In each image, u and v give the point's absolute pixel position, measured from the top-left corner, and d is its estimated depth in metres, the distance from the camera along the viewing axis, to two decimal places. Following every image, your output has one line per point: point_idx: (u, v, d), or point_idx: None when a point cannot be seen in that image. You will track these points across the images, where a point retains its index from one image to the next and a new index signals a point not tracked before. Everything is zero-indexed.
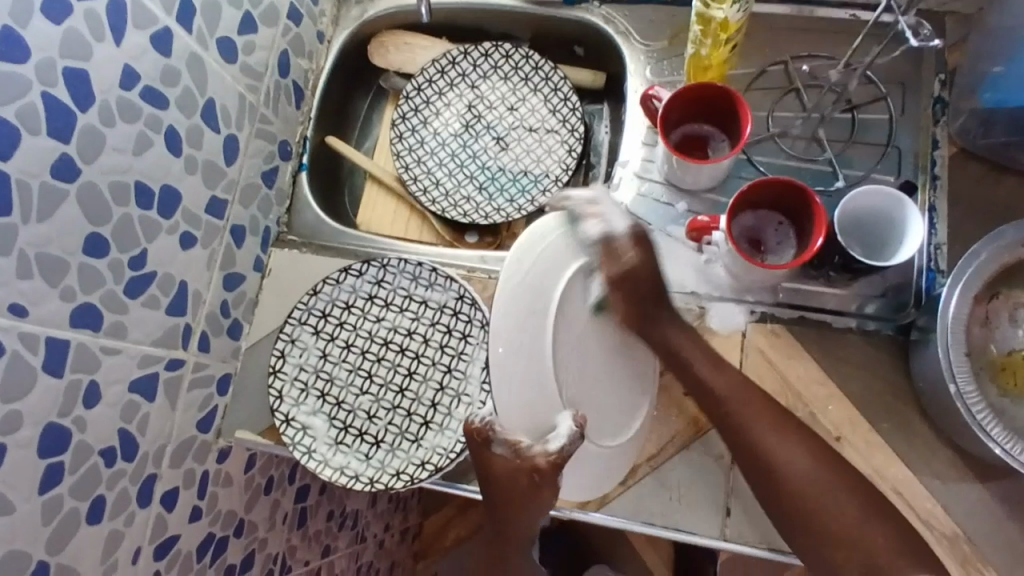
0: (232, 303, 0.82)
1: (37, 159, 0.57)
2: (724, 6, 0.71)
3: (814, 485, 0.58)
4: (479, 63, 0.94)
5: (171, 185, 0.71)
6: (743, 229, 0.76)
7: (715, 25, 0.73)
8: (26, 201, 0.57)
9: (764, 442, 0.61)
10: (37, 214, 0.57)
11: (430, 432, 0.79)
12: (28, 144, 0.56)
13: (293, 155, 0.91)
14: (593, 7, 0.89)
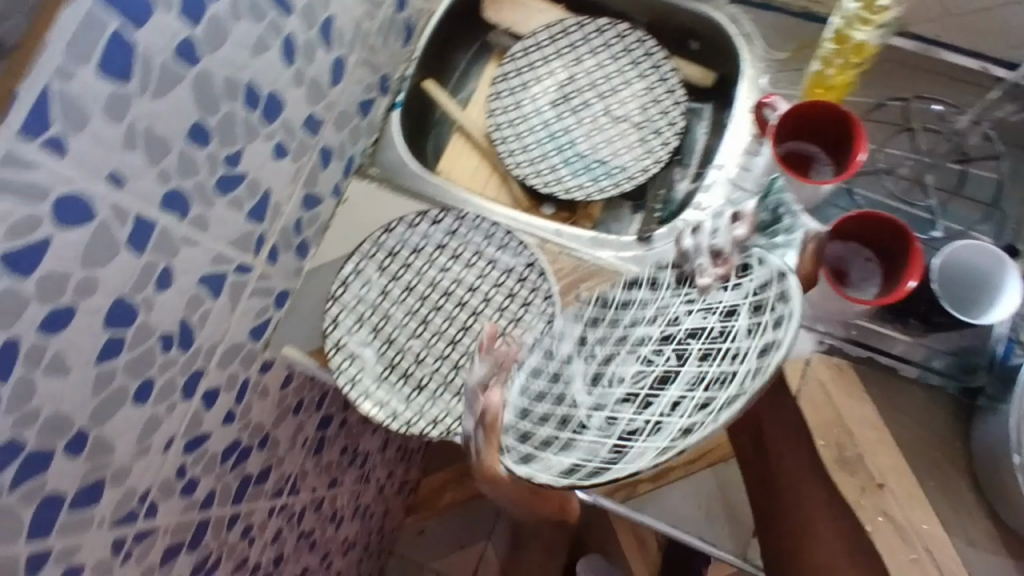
0: (305, 222, 0.82)
1: (165, 38, 0.57)
2: (867, 29, 0.71)
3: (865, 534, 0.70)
4: (590, 38, 0.93)
5: (277, 92, 0.71)
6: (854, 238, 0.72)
7: (851, 46, 0.73)
8: (148, 73, 0.56)
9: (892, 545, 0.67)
10: (154, 88, 0.57)
11: (620, 367, 0.56)
12: (161, 20, 0.56)
13: (390, 91, 0.91)
14: (720, 4, 0.88)
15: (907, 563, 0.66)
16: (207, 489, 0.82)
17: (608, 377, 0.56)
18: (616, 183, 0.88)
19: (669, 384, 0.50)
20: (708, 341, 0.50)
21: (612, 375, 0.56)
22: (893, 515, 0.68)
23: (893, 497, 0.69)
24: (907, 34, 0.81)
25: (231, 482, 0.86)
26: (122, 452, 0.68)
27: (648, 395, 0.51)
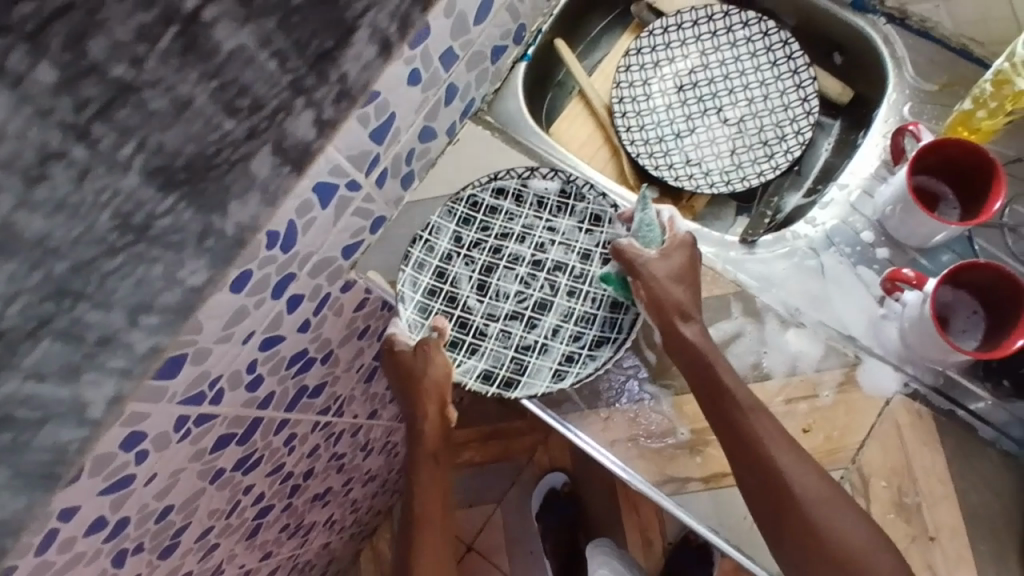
0: (417, 154, 0.83)
1: None
2: None
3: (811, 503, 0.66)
4: (734, 29, 0.90)
5: (429, 18, 0.70)
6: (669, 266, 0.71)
7: (1010, 91, 0.71)
8: None
9: (823, 520, 0.65)
10: None
11: (502, 285, 0.82)
12: None
13: (523, 42, 0.89)
14: (879, 22, 0.84)
15: None
16: (269, 390, 0.84)
17: (494, 290, 0.81)
18: (728, 181, 0.87)
19: (550, 312, 0.80)
20: (574, 283, 0.80)
21: (496, 290, 0.82)
22: (805, 497, 0.66)
23: (791, 468, 0.66)
24: None
25: (289, 389, 0.88)
26: (209, 335, 0.69)
27: (530, 317, 0.80)
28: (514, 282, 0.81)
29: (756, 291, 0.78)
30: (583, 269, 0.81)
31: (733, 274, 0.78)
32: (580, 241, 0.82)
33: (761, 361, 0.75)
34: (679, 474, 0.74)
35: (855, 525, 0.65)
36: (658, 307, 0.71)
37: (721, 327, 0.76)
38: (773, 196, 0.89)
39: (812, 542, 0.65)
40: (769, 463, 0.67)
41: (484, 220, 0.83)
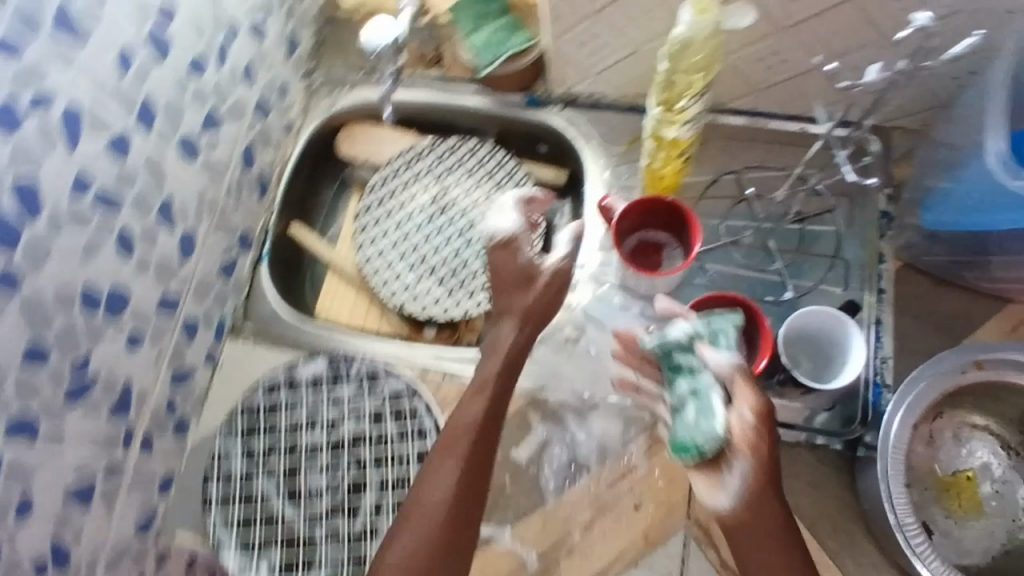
0: (180, 398, 0.81)
1: None
2: (675, 127, 0.75)
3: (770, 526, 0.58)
4: (443, 157, 0.97)
5: (121, 287, 0.70)
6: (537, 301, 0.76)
7: (667, 142, 0.77)
8: None
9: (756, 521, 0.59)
10: None
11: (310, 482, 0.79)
12: None
13: (253, 245, 0.91)
14: (555, 110, 0.91)
15: None
16: None
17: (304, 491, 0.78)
18: (491, 294, 0.90)
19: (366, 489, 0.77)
20: (376, 450, 0.79)
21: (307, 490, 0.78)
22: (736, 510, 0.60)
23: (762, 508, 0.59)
24: (727, 110, 0.84)
25: None
26: None
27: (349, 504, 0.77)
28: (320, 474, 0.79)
29: (547, 391, 0.79)
30: (380, 432, 0.79)
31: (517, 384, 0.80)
32: (367, 405, 0.81)
33: (574, 456, 0.77)
34: None
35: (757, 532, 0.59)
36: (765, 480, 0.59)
37: (526, 444, 0.78)
38: None
39: (764, 542, 0.59)
40: (761, 494, 0.59)
41: (270, 424, 0.81)
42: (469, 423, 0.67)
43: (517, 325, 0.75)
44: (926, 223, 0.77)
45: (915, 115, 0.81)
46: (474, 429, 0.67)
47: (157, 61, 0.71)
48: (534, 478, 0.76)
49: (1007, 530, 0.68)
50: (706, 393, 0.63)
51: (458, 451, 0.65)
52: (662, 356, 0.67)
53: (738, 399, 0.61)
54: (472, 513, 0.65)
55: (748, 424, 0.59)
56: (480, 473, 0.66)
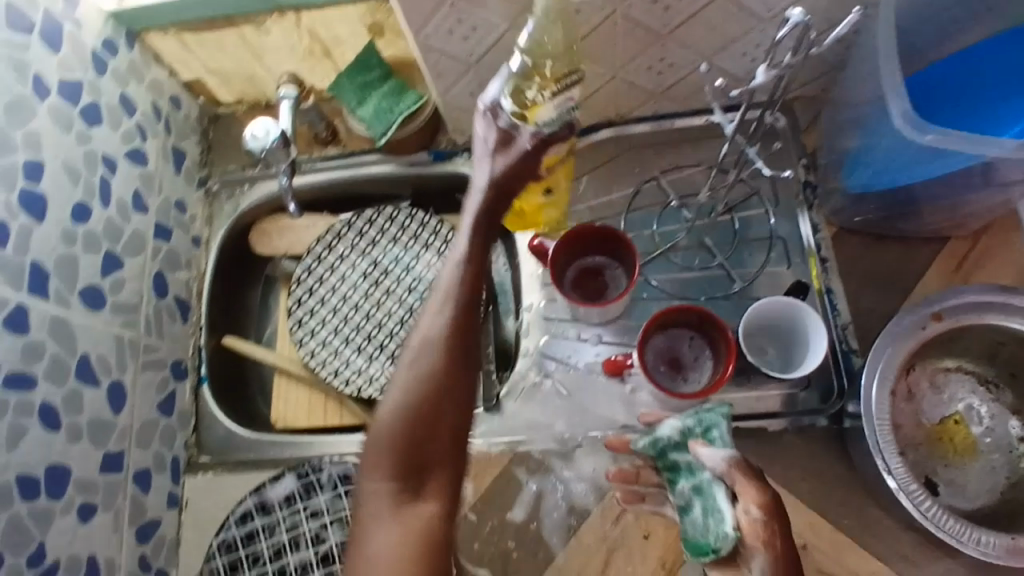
0: (150, 554, 0.76)
1: None
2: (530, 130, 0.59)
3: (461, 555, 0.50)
4: (364, 231, 0.93)
5: (58, 463, 0.65)
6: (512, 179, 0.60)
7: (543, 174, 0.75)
8: None
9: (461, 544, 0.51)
10: None
11: None
12: None
13: (189, 371, 0.86)
14: (463, 159, 0.90)
15: None
16: None
17: None
18: None
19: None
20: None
21: None
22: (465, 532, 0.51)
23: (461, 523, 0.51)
24: (630, 120, 0.86)
25: None
26: None
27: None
28: None
29: (527, 443, 0.77)
30: None
31: (495, 444, 0.77)
32: (347, 508, 0.76)
33: (573, 503, 0.74)
34: None
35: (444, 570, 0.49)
36: None
37: (521, 503, 0.75)
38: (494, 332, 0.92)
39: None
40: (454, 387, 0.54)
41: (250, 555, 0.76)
42: (400, 403, 0.53)
43: (490, 180, 0.59)
44: (851, 185, 0.77)
45: (811, 84, 0.83)
46: (422, 423, 0.52)
47: (38, 221, 0.67)
48: (538, 537, 0.74)
49: (1008, 463, 0.68)
50: (710, 489, 0.54)
51: (398, 449, 0.52)
52: (659, 457, 0.62)
53: (742, 492, 0.50)
54: (451, 481, 0.52)
55: (757, 522, 0.49)
56: (451, 388, 0.53)
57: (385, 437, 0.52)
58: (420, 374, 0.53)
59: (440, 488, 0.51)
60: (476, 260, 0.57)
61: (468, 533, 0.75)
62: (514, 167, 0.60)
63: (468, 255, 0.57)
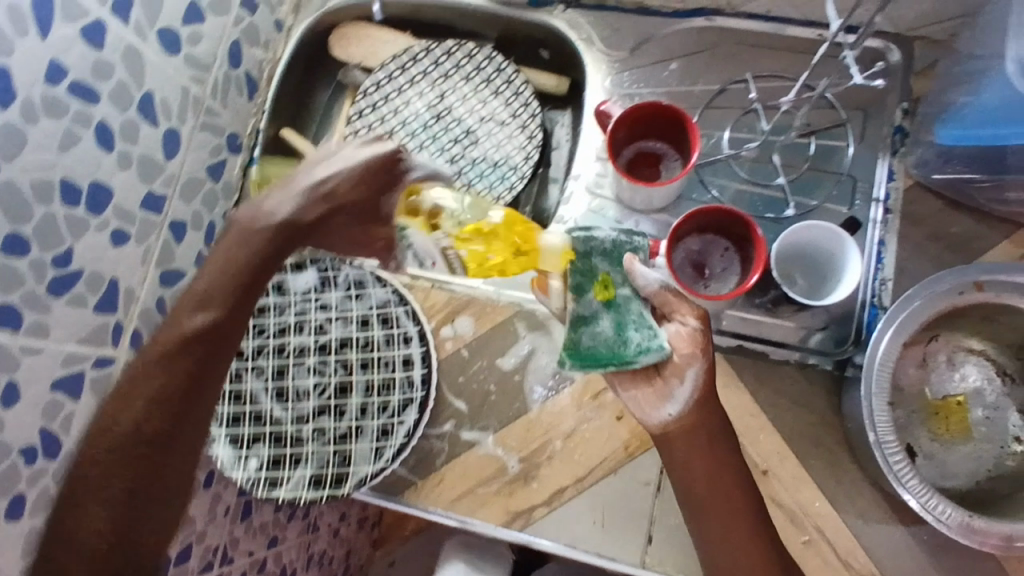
0: (170, 299, 0.81)
1: None
2: None
3: (113, 442, 0.57)
4: (441, 61, 0.93)
5: (101, 181, 0.68)
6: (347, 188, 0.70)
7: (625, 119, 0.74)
8: None
9: (104, 426, 0.57)
10: None
11: (299, 383, 0.78)
12: None
13: (243, 148, 0.89)
14: (557, 11, 0.87)
15: (799, 545, 0.69)
16: None
17: (292, 391, 0.77)
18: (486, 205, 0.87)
19: (352, 391, 0.77)
20: (364, 353, 0.78)
21: (295, 390, 0.78)
22: (119, 428, 0.57)
23: (126, 420, 0.58)
24: (739, 14, 0.81)
25: None
26: None
27: (337, 405, 0.77)
28: (308, 375, 0.78)
29: (534, 302, 0.79)
30: (367, 338, 0.78)
31: (506, 296, 0.79)
32: (354, 309, 0.79)
33: (560, 369, 0.76)
34: (524, 506, 0.73)
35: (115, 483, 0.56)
36: (711, 386, 0.64)
37: (512, 355, 0.77)
38: (538, 196, 0.92)
39: (96, 464, 0.56)
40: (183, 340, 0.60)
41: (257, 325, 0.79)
42: (202, 298, 0.63)
43: (324, 199, 0.69)
44: (944, 137, 0.70)
45: (941, 23, 0.76)
46: (172, 348, 0.60)
47: None
48: (518, 388, 0.76)
49: (994, 456, 0.66)
50: (627, 307, 0.65)
51: (180, 381, 0.59)
52: (580, 261, 0.67)
53: (680, 311, 0.64)
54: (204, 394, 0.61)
55: (697, 331, 0.63)
56: (207, 338, 0.61)
57: (181, 329, 0.61)
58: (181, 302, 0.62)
59: (162, 411, 0.58)
60: (217, 272, 0.64)
61: (455, 366, 0.78)
62: (307, 207, 0.68)
63: (249, 229, 0.66)
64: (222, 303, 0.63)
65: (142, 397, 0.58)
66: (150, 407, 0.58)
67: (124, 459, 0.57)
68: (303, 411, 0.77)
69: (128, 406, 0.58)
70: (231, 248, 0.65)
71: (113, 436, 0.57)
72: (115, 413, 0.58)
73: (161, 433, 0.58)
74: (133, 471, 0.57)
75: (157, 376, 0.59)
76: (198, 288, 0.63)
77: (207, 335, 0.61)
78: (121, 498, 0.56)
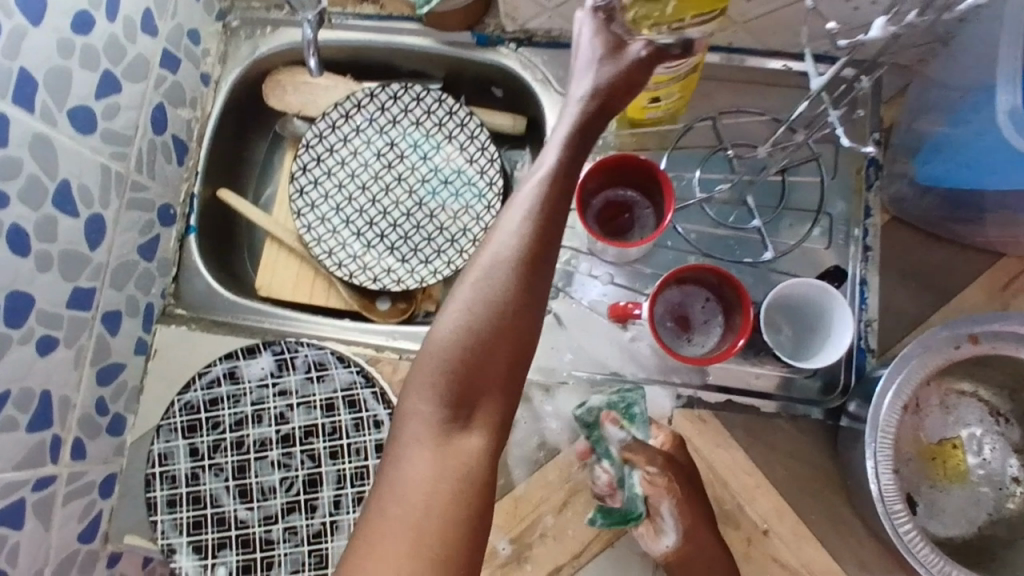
0: (110, 397, 0.73)
1: None
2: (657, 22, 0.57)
3: (421, 521, 0.45)
4: (387, 107, 0.86)
5: (18, 288, 0.60)
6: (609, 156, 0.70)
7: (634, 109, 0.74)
8: None
9: (393, 488, 0.47)
10: None
11: (263, 480, 0.71)
12: None
13: (178, 217, 0.81)
14: (507, 50, 0.82)
15: None
16: None
17: (256, 490, 0.71)
18: (448, 261, 0.83)
19: (323, 484, 0.71)
20: (331, 442, 0.72)
21: (259, 488, 0.71)
22: (422, 471, 0.47)
23: (411, 468, 0.47)
24: None
25: None
26: None
27: (307, 500, 0.70)
28: (273, 471, 0.71)
29: None
30: (335, 424, 0.72)
31: None
32: (316, 394, 0.73)
33: (544, 439, 0.72)
34: None
35: (398, 515, 0.45)
36: (692, 514, 0.64)
37: None
38: None
39: (389, 518, 0.46)
40: (507, 357, 0.49)
41: (210, 420, 0.72)
42: (519, 241, 0.49)
43: (584, 95, 0.52)
44: (922, 175, 0.70)
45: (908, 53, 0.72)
46: (481, 346, 0.48)
47: (34, 24, 0.60)
48: (502, 464, 0.72)
49: (995, 499, 0.66)
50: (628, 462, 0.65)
51: (435, 423, 0.48)
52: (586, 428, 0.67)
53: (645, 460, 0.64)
54: (454, 458, 0.47)
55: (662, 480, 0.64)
56: (512, 335, 0.48)
57: (459, 325, 0.48)
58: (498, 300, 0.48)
59: (526, 268, 0.48)
60: (551, 218, 0.49)
61: None
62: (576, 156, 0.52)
63: (553, 190, 0.50)
64: (493, 341, 0.48)
65: (419, 455, 0.48)
66: (508, 261, 0.48)
67: (426, 536, 0.45)
68: (271, 511, 0.71)
69: (433, 459, 0.47)
70: (546, 186, 0.50)
71: (407, 494, 0.46)
72: (404, 470, 0.47)
73: (467, 481, 0.47)
74: (445, 531, 0.45)
75: (442, 404, 0.48)
76: (501, 271, 0.48)
77: (505, 334, 0.48)
78: (462, 357, 0.48)
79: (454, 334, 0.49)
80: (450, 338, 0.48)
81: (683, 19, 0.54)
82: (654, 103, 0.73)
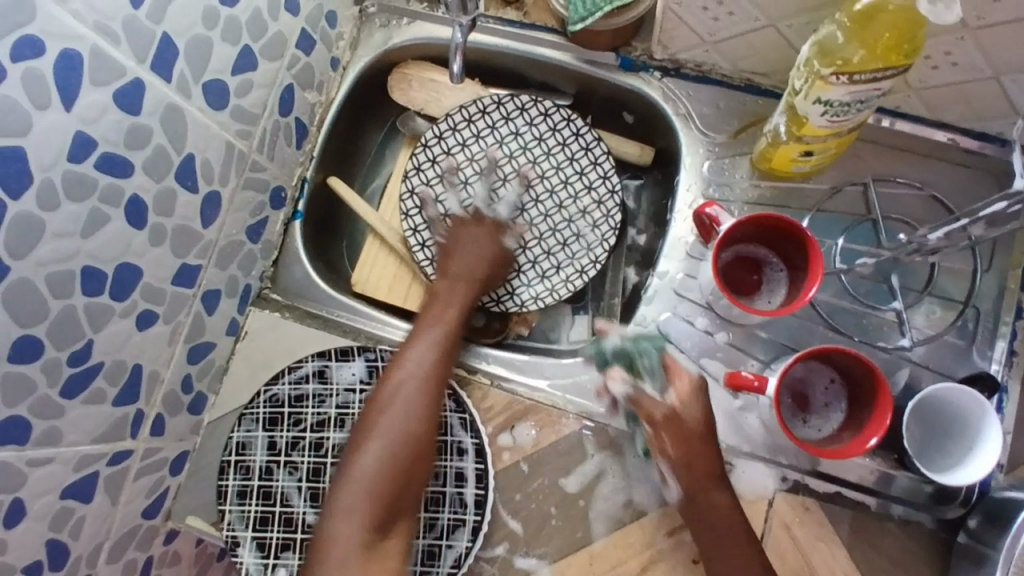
0: (195, 377, 0.72)
1: None
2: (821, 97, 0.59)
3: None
4: (511, 117, 0.82)
5: (130, 262, 0.59)
6: (494, 249, 0.77)
7: (780, 156, 0.69)
8: None
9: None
10: None
11: None
12: None
13: (287, 202, 0.79)
14: (653, 78, 0.77)
15: None
16: None
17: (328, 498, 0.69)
18: (551, 288, 0.80)
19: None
20: None
21: None
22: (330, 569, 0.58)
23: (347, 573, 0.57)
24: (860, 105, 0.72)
25: None
26: None
27: None
28: None
29: (604, 416, 0.71)
30: None
31: (575, 403, 0.72)
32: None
33: (631, 497, 0.68)
34: None
35: None
36: (706, 475, 0.63)
37: (578, 474, 0.69)
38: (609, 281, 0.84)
39: None
40: (421, 444, 0.63)
41: (292, 416, 0.72)
42: (428, 367, 0.67)
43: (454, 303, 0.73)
44: None
45: None
46: (415, 445, 0.63)
47: None
48: (582, 515, 0.68)
49: None
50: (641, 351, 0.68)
51: (370, 531, 0.59)
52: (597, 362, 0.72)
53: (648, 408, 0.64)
54: (384, 560, 0.59)
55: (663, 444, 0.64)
56: (421, 434, 0.64)
57: (384, 428, 0.63)
58: (415, 412, 0.64)
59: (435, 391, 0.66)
60: (443, 362, 0.68)
61: (514, 482, 0.69)
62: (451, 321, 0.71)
63: (441, 361, 0.68)
64: (395, 463, 0.61)
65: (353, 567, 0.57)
66: (413, 391, 0.65)
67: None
68: None
69: (337, 564, 0.58)
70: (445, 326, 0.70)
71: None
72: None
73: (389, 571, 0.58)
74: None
75: (360, 524, 0.59)
76: (421, 371, 0.66)
77: (412, 430, 0.63)
78: (395, 475, 0.61)
79: (359, 452, 0.62)
80: (375, 436, 0.62)
81: (865, 70, 0.55)
82: (805, 154, 0.67)
